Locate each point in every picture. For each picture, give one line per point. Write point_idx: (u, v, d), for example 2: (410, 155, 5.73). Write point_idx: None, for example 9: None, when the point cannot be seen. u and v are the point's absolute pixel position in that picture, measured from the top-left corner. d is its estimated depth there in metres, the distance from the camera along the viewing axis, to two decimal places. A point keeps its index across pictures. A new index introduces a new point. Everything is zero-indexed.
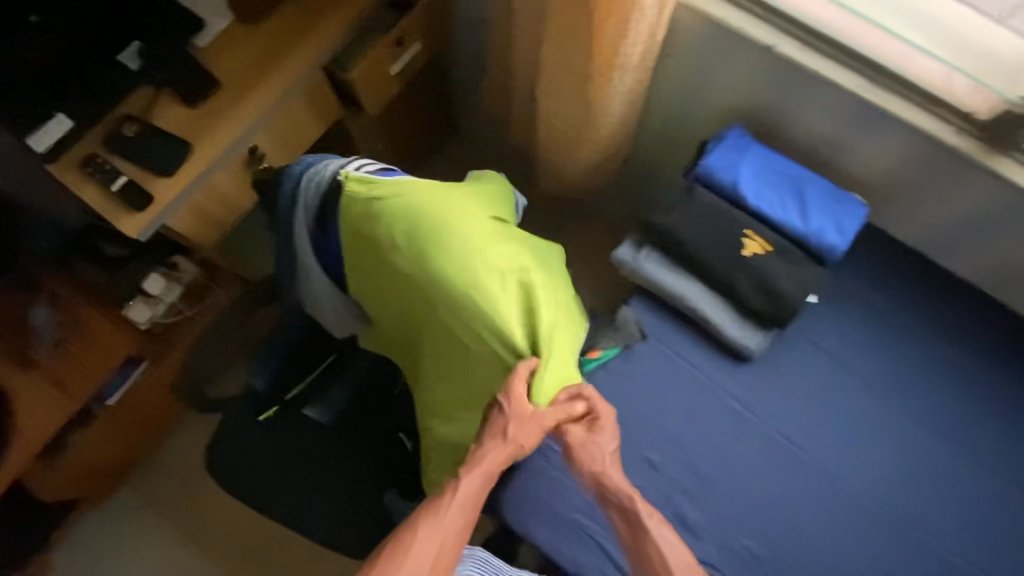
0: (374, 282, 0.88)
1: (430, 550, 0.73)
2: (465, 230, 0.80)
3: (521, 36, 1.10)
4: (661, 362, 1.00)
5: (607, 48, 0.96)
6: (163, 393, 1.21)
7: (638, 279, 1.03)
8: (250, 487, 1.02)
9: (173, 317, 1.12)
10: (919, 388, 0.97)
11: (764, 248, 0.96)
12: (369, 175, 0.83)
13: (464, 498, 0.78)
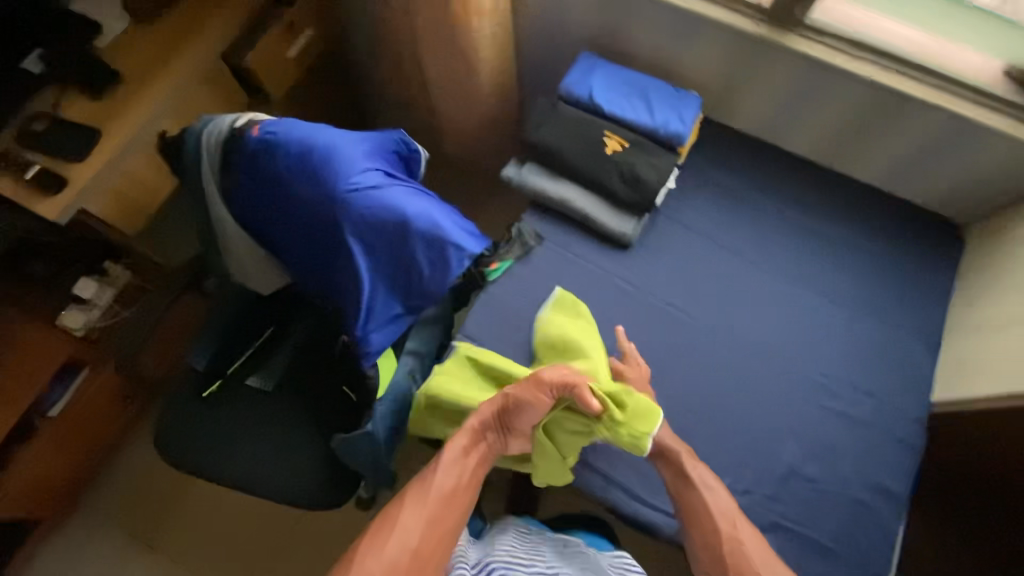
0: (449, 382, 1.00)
1: (420, 512, 0.80)
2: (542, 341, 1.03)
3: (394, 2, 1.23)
4: (556, 260, 1.14)
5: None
6: (103, 401, 1.36)
7: (526, 192, 1.16)
8: (197, 454, 1.29)
9: (107, 319, 1.30)
10: (774, 242, 1.15)
11: (621, 144, 1.11)
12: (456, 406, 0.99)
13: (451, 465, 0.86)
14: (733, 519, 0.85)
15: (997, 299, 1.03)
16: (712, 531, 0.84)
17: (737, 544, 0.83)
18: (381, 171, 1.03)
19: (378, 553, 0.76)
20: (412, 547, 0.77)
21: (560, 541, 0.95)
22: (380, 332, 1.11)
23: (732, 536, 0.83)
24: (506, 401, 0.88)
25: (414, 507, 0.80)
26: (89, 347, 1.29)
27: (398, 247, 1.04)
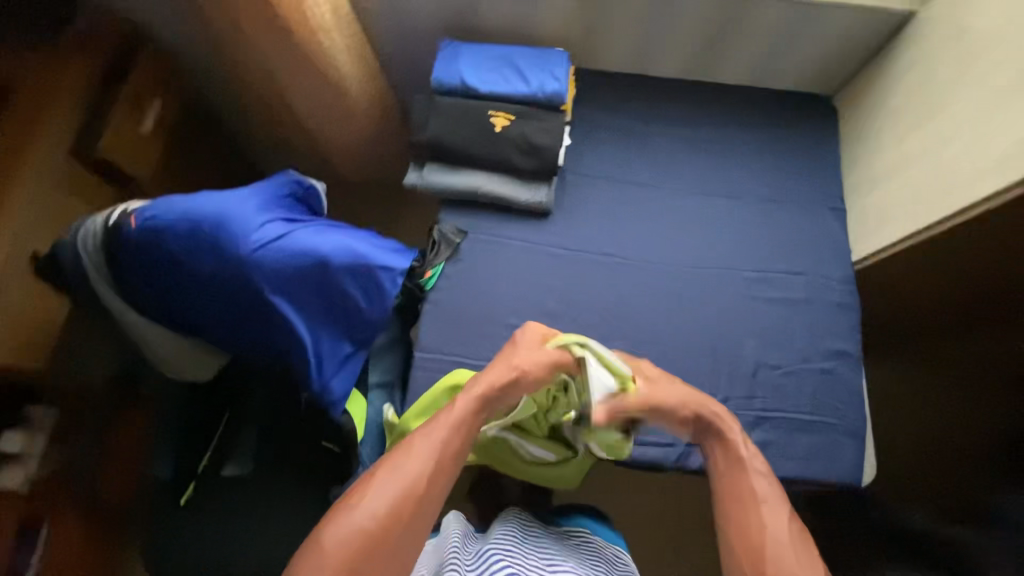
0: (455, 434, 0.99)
1: (424, 461, 0.71)
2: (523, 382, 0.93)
3: (235, 45, 1.17)
4: (486, 248, 1.14)
5: (298, 17, 1.04)
6: (77, 549, 1.27)
7: (434, 193, 1.15)
8: (195, 562, 1.22)
9: (48, 467, 1.20)
10: (674, 165, 1.21)
11: (508, 118, 1.11)
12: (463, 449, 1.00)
13: (457, 420, 0.75)
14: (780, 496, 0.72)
15: (877, 154, 1.13)
16: (755, 513, 0.70)
17: (780, 523, 0.69)
18: (280, 220, 0.99)
19: (377, 495, 0.68)
20: (413, 495, 0.68)
21: (563, 534, 0.92)
22: (339, 376, 1.09)
23: (772, 519, 0.69)
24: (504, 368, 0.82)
25: (422, 449, 0.72)
26: (38, 501, 1.19)
27: (325, 289, 1.01)
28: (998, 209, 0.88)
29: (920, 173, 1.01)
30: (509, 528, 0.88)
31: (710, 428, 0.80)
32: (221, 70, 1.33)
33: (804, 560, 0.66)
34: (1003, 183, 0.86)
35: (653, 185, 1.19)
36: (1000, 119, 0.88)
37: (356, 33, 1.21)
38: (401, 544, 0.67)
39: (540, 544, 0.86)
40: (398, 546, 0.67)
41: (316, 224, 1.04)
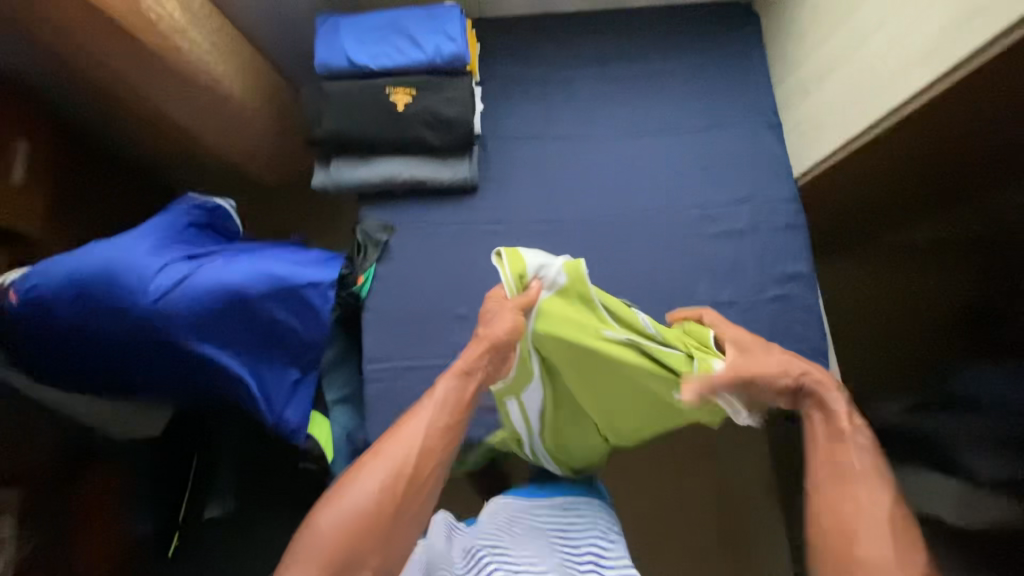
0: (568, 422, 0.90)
1: (411, 447, 0.73)
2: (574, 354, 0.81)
3: (86, 64, 1.03)
4: (417, 239, 1.06)
5: (143, 24, 0.90)
6: None
7: (348, 190, 1.05)
8: None
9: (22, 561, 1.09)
10: (597, 110, 1.13)
11: (409, 92, 1.01)
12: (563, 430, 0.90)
13: (437, 404, 0.75)
14: (884, 481, 0.67)
15: (801, 59, 1.05)
16: (842, 496, 0.67)
17: (875, 514, 0.64)
18: (181, 259, 0.91)
19: (369, 480, 0.71)
20: (404, 476, 0.71)
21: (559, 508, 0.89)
22: (291, 405, 1.04)
23: (863, 513, 0.65)
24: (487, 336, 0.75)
25: (408, 431, 0.73)
26: None
27: (249, 321, 0.94)
28: (921, 108, 0.83)
29: (847, 77, 0.95)
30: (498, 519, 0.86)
31: (823, 405, 0.74)
32: (81, 95, 1.17)
33: (893, 544, 0.62)
34: (923, 81, 0.80)
35: (579, 136, 1.12)
36: (916, 9, 0.80)
37: (220, 26, 1.07)
38: (397, 523, 0.70)
39: (532, 535, 0.83)
40: (393, 523, 0.70)
41: (223, 255, 0.96)
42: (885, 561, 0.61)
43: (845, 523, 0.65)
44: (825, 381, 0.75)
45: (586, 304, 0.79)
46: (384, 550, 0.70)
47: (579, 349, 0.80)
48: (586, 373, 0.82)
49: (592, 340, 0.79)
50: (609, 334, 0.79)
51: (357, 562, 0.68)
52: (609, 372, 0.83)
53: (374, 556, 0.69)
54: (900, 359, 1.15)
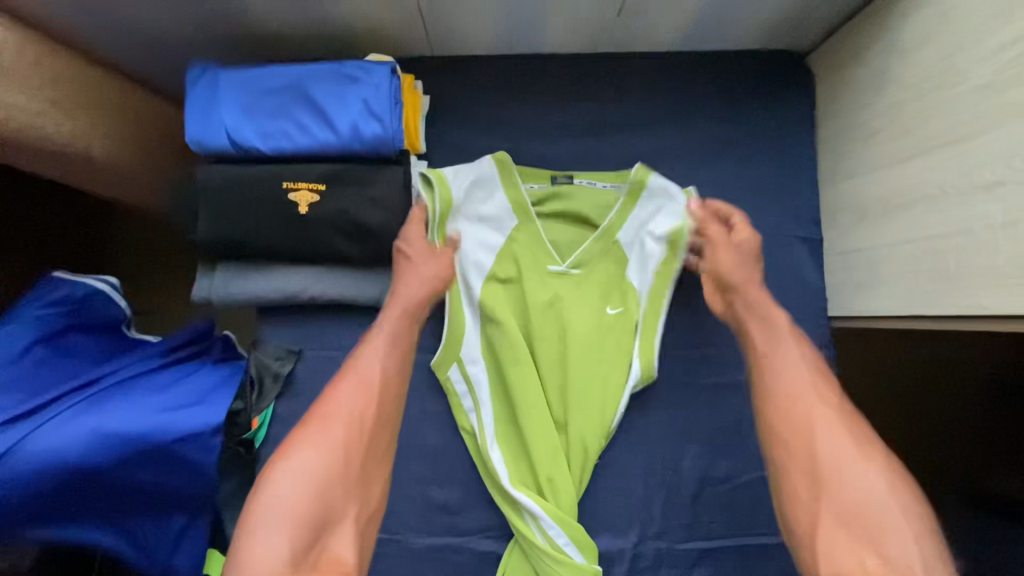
0: (527, 425, 0.79)
1: (355, 393, 0.68)
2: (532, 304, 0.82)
3: None
4: (329, 369, 0.83)
5: None
6: None
7: (239, 306, 0.80)
8: None
9: None
10: (578, 202, 0.85)
11: (314, 190, 0.73)
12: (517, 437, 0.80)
13: (390, 331, 0.74)
14: (827, 392, 0.67)
15: (865, 167, 0.75)
16: (820, 417, 0.65)
17: (844, 423, 0.64)
18: (5, 423, 0.70)
19: (318, 443, 0.64)
20: (360, 423, 0.67)
21: None
22: (180, 554, 0.85)
23: (815, 437, 0.62)
24: (419, 276, 0.76)
25: (357, 374, 0.69)
26: None
27: (104, 490, 0.75)
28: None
29: (924, 227, 0.65)
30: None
31: (753, 307, 0.75)
32: None
33: (860, 451, 0.62)
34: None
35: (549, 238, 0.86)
36: None
37: (65, 67, 0.78)
38: (364, 467, 0.67)
39: None
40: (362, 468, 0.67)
41: (68, 403, 0.74)
42: (874, 479, 0.60)
43: (834, 456, 0.62)
44: (756, 289, 0.75)
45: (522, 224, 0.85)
46: (357, 501, 0.65)
47: (529, 278, 0.84)
48: (543, 316, 0.82)
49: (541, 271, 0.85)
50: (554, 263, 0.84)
51: (334, 517, 0.62)
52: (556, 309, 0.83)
53: (352, 506, 0.64)
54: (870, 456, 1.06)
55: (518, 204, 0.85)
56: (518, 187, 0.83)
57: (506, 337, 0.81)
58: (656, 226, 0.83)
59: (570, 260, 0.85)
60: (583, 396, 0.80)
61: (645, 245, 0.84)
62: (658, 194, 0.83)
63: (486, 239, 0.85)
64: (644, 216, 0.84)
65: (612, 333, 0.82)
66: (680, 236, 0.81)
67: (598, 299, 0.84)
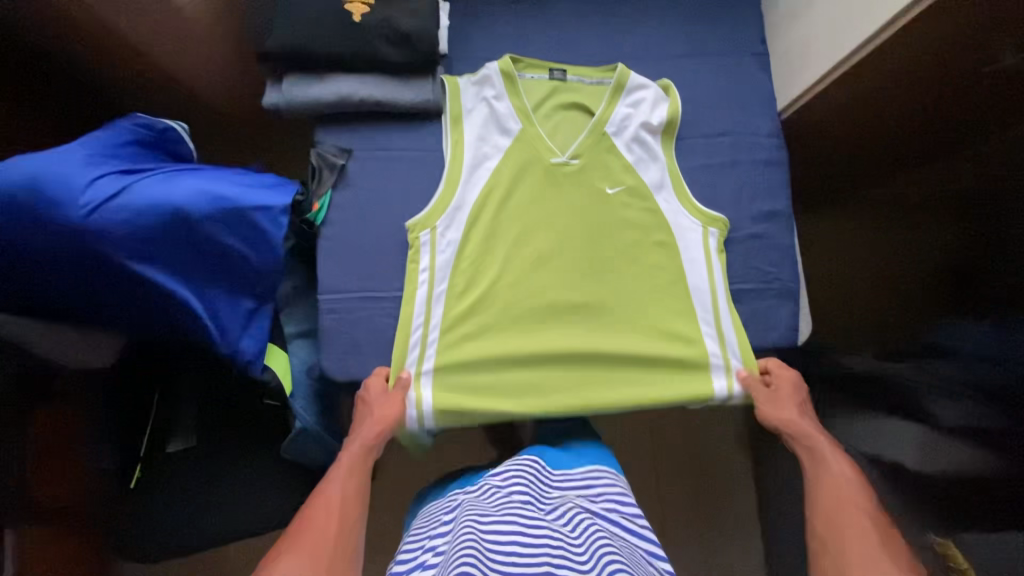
0: (479, 261, 0.98)
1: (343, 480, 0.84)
2: (537, 188, 1.00)
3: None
4: (375, 165, 1.01)
5: None
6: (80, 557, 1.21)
7: (303, 112, 0.99)
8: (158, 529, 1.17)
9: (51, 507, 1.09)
10: (571, 34, 1.06)
11: (365, 5, 0.94)
12: (472, 270, 0.97)
13: (347, 472, 0.86)
14: (867, 491, 0.80)
15: None
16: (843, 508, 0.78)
17: (857, 517, 0.76)
18: (115, 176, 0.85)
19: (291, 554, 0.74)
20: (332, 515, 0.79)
21: (578, 530, 0.79)
22: (248, 335, 1.00)
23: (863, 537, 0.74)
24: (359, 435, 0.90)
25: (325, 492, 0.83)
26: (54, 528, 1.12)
27: (196, 247, 0.89)
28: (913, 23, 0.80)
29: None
30: (525, 479, 0.89)
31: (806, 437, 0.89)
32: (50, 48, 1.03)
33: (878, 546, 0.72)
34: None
35: (548, 135, 1.01)
36: None
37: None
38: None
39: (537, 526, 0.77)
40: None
41: (169, 175, 0.89)
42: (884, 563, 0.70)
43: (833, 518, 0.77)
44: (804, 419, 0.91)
45: (528, 123, 1.01)
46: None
47: (533, 173, 1.00)
48: (541, 203, 1.00)
49: (543, 166, 1.00)
50: (556, 159, 1.00)
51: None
52: (554, 190, 1.00)
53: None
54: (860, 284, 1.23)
55: (522, 108, 1.01)
56: (522, 96, 1.00)
57: (511, 220, 0.99)
58: (650, 114, 1.00)
59: (569, 153, 1.01)
60: (570, 260, 0.99)
61: (644, 135, 1.00)
62: (637, 93, 1.02)
63: (491, 139, 1.01)
64: (629, 110, 1.01)
65: (618, 208, 1.00)
66: (675, 115, 1.01)
67: (598, 182, 1.01)
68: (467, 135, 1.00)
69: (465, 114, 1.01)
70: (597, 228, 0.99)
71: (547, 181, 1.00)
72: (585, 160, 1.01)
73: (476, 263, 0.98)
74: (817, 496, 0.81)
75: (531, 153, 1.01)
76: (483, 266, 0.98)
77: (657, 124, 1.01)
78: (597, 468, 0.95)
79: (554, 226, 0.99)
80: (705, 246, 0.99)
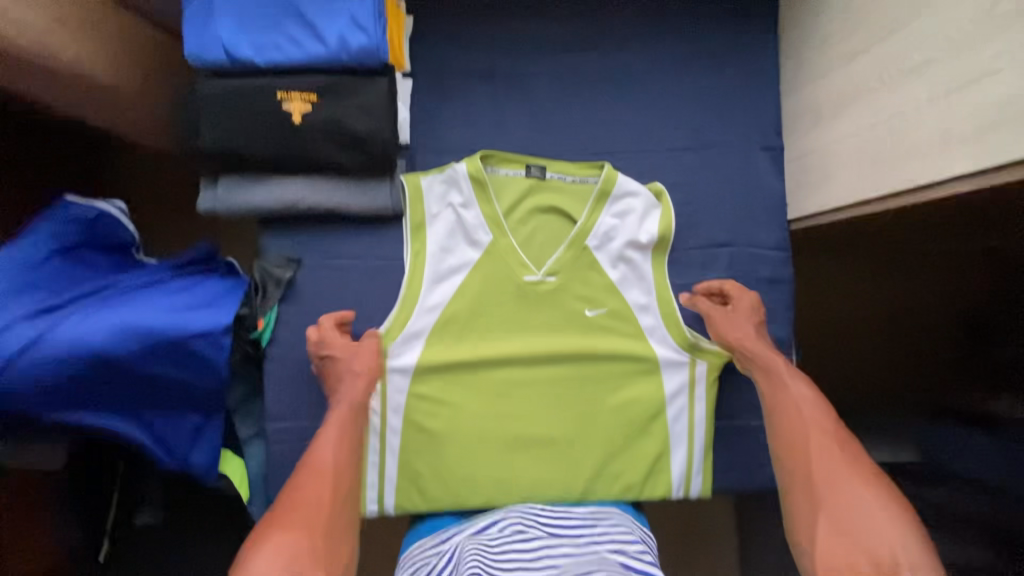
0: (442, 392, 0.89)
1: (336, 444, 0.77)
2: (510, 307, 0.90)
3: None
4: (327, 276, 0.90)
5: None
6: None
7: (243, 216, 0.86)
8: None
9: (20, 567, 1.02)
10: (554, 117, 0.91)
11: (305, 100, 0.79)
12: (436, 401, 0.89)
13: (342, 426, 0.79)
14: (828, 413, 0.75)
15: (823, 70, 0.80)
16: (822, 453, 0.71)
17: (826, 447, 0.71)
18: (30, 317, 0.77)
19: (281, 522, 0.68)
20: (327, 476, 0.74)
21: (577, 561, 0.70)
22: (198, 449, 0.92)
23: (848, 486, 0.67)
24: (348, 370, 0.83)
25: (324, 450, 0.76)
26: None
27: (126, 383, 0.82)
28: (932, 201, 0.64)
29: (866, 118, 0.71)
30: (523, 522, 0.80)
31: (756, 359, 0.82)
32: None
33: (858, 479, 0.68)
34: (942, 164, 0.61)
35: (522, 246, 0.90)
36: (969, 58, 0.55)
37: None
38: (334, 534, 0.70)
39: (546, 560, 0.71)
40: (331, 543, 0.69)
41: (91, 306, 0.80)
42: (868, 501, 0.66)
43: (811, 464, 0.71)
44: (757, 341, 0.83)
45: (499, 234, 0.89)
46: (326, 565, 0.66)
47: (505, 293, 0.90)
48: (512, 326, 0.90)
49: (516, 283, 0.89)
50: (528, 277, 0.89)
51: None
52: (527, 308, 0.90)
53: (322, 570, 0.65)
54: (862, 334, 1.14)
55: (492, 217, 0.89)
56: (492, 203, 0.88)
57: (479, 342, 0.89)
58: (637, 228, 0.89)
59: (544, 269, 0.90)
60: (544, 390, 0.89)
61: (630, 253, 0.89)
62: (625, 200, 0.89)
63: (456, 250, 0.90)
64: (612, 220, 0.89)
65: (598, 329, 0.90)
66: (667, 230, 0.89)
67: (577, 301, 0.90)
68: (431, 247, 0.89)
69: (427, 221, 0.89)
70: (579, 355, 0.89)
71: (520, 300, 0.90)
72: (563, 276, 0.90)
73: (440, 392, 0.88)
74: (784, 437, 0.75)
75: (502, 268, 0.90)
76: (447, 396, 0.89)
77: (647, 240, 0.89)
78: (605, 511, 0.85)
79: (524, 352, 0.89)
80: (689, 386, 0.90)
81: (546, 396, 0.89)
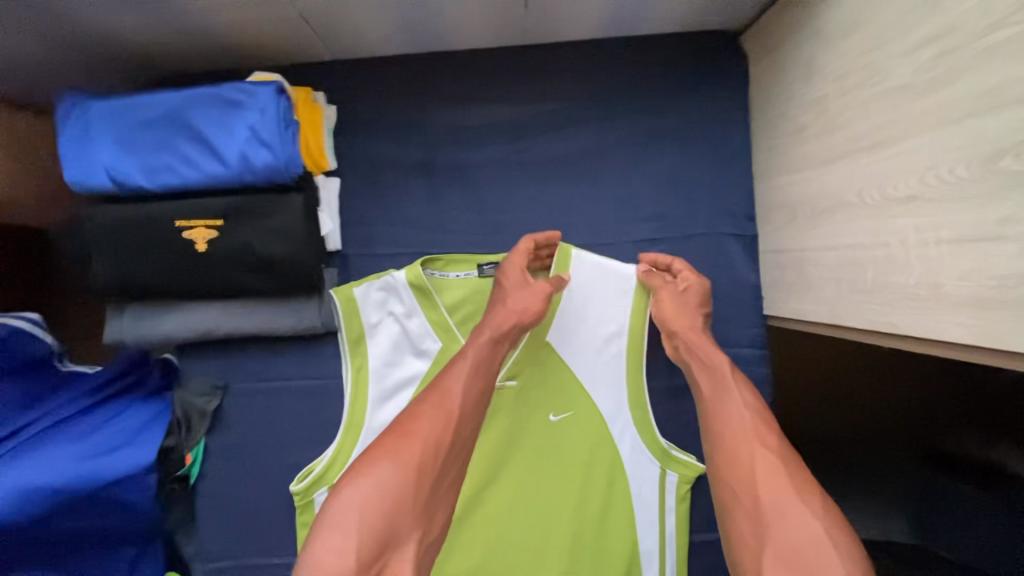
0: None
1: (467, 379, 0.63)
2: None
3: None
4: (260, 399, 0.82)
5: None
6: None
7: (155, 345, 0.78)
8: None
9: None
10: (501, 211, 0.82)
11: (208, 228, 0.69)
12: None
13: (479, 358, 0.65)
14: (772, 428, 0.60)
15: (794, 163, 0.71)
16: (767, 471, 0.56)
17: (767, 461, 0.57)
18: None
19: (392, 452, 0.56)
20: (451, 420, 0.59)
21: None
22: None
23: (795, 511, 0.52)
24: (518, 309, 0.69)
25: (452, 379, 0.62)
26: None
27: (48, 538, 0.74)
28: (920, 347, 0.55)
29: (847, 234, 0.61)
30: None
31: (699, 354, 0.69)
32: None
33: (808, 499, 0.53)
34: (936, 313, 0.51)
35: None
36: (963, 208, 0.46)
37: None
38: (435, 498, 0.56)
39: None
40: (427, 516, 0.55)
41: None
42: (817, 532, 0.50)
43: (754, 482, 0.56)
44: (697, 333, 0.71)
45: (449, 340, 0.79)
46: (425, 521, 0.55)
47: None
48: None
49: None
50: None
51: (398, 538, 0.52)
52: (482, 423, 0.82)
53: (416, 532, 0.53)
54: (885, 361, 1.03)
55: (439, 322, 0.79)
56: (439, 311, 0.77)
57: None
58: (599, 331, 0.80)
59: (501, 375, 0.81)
60: (504, 511, 0.82)
61: (594, 356, 0.81)
62: (585, 299, 0.80)
63: (402, 362, 0.80)
64: (572, 318, 0.80)
65: (560, 440, 0.82)
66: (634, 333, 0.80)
67: (537, 412, 0.82)
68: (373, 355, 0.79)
69: (368, 333, 0.79)
70: (541, 473, 0.82)
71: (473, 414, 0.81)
72: (520, 387, 0.81)
73: None
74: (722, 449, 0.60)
75: None
76: None
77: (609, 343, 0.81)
78: None
79: (480, 470, 0.81)
80: (659, 498, 0.82)
81: (506, 517, 0.81)
